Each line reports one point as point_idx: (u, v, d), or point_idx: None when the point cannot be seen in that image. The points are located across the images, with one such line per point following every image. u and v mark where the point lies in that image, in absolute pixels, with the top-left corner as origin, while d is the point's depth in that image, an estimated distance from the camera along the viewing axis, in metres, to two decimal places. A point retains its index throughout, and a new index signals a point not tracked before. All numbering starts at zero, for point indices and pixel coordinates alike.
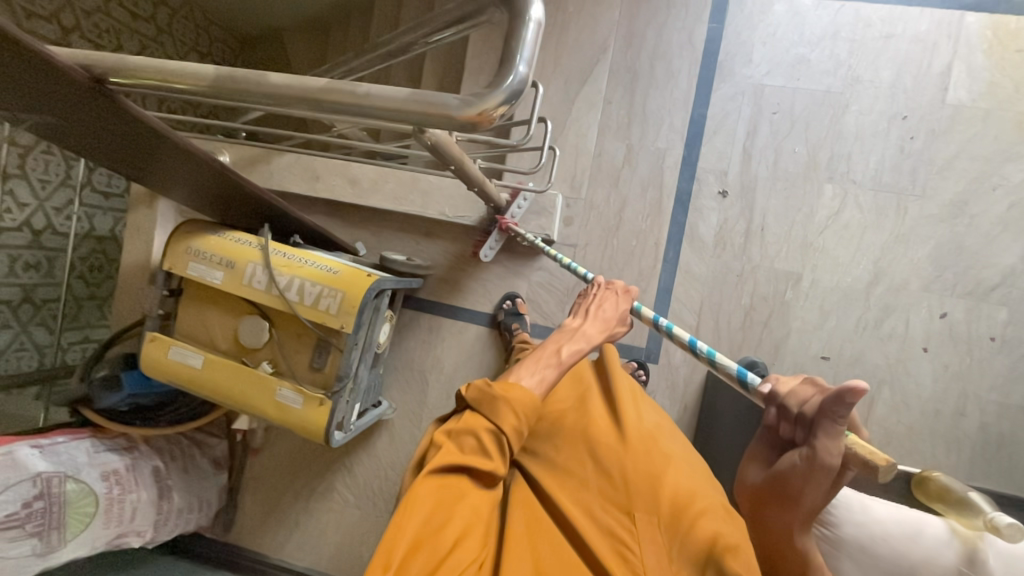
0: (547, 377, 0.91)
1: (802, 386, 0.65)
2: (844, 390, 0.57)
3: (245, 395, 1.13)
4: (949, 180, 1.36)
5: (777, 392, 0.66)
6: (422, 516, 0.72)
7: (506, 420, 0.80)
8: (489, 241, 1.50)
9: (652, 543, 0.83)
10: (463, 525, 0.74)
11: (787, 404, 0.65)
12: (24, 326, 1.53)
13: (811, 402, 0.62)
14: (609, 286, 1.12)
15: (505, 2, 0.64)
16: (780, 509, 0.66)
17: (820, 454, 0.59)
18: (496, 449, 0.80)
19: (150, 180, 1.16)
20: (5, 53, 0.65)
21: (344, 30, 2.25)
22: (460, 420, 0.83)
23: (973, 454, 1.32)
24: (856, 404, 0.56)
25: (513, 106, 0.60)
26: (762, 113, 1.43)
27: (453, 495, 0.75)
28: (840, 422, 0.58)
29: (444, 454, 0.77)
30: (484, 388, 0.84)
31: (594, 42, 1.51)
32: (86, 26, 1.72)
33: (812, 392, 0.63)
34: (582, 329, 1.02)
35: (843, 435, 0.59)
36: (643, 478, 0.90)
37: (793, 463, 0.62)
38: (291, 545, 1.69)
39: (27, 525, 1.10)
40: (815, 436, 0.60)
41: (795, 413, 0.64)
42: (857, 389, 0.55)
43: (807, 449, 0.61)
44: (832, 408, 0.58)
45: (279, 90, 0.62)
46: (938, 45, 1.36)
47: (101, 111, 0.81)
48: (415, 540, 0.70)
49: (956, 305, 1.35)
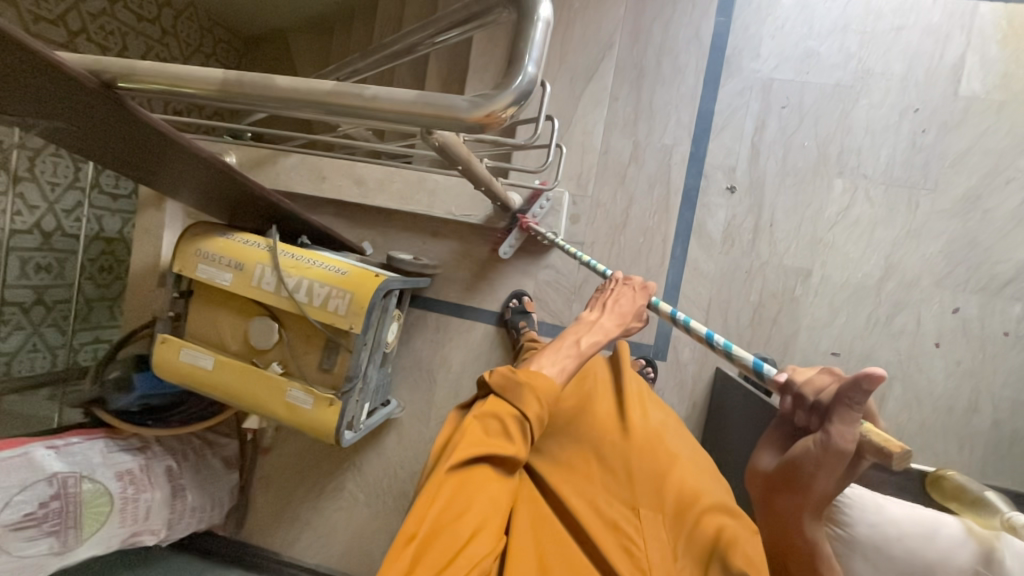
0: (568, 367, 0.92)
1: (819, 375, 0.64)
2: (860, 375, 0.55)
3: (255, 395, 1.14)
4: (962, 174, 1.34)
5: (793, 381, 0.66)
6: (442, 502, 0.73)
7: (530, 407, 0.82)
8: (509, 240, 1.49)
9: (657, 538, 0.84)
10: (482, 515, 0.75)
11: (803, 393, 0.64)
12: (37, 328, 1.56)
13: (827, 391, 0.61)
14: (627, 282, 1.10)
15: (513, 2, 0.63)
16: (789, 496, 0.64)
17: (835, 439, 0.57)
18: (519, 433, 0.81)
19: (158, 182, 1.16)
20: (17, 59, 0.65)
21: (348, 29, 2.25)
22: (484, 404, 0.84)
23: (986, 451, 1.31)
24: (873, 391, 0.55)
25: (523, 107, 0.59)
26: (770, 108, 1.41)
27: (475, 483, 0.76)
28: (858, 409, 0.57)
29: (468, 437, 0.78)
30: (508, 374, 0.85)
31: (600, 39, 1.50)
32: (93, 28, 1.73)
33: (829, 380, 0.62)
34: (599, 323, 1.02)
35: (859, 423, 0.57)
36: (648, 475, 0.92)
37: (807, 448, 0.61)
38: (302, 542, 1.70)
39: (44, 525, 1.12)
40: (829, 421, 0.58)
41: (810, 402, 0.63)
42: (873, 373, 0.54)
43: (822, 434, 0.59)
44: (848, 394, 0.57)
45: (288, 94, 0.62)
46: (950, 36, 1.34)
47: (110, 116, 0.81)
48: (434, 527, 0.70)
49: (969, 300, 1.33)
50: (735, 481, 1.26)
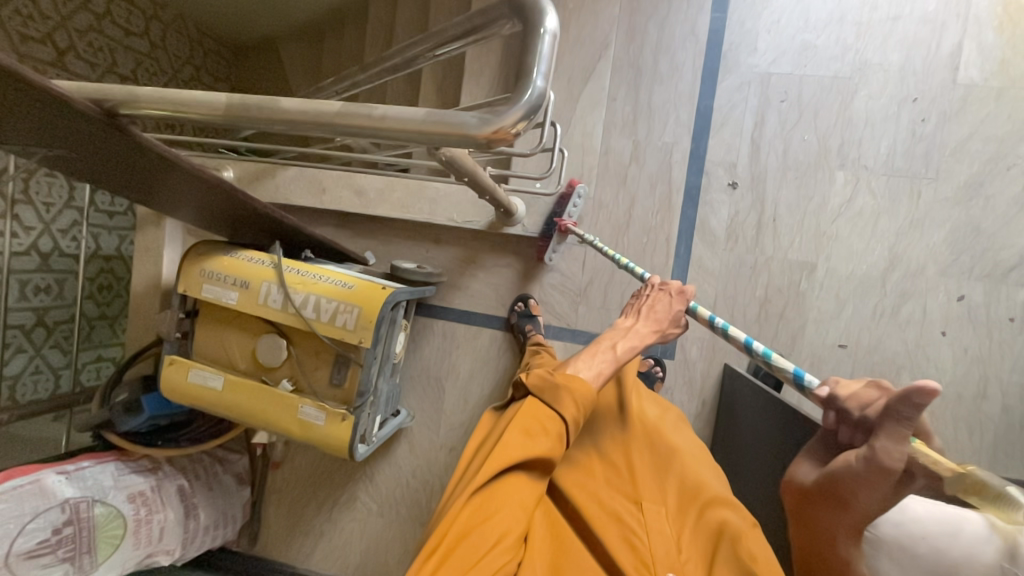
0: (604, 372, 0.96)
1: (867, 390, 0.62)
2: (912, 388, 0.54)
3: (266, 412, 1.14)
4: (963, 162, 1.34)
5: (837, 396, 0.64)
6: (472, 506, 0.76)
7: (567, 410, 0.87)
8: (551, 246, 1.48)
9: (662, 531, 0.88)
10: (510, 520, 0.77)
11: (848, 407, 0.62)
12: (39, 350, 1.54)
13: (875, 406, 0.59)
14: (663, 287, 1.08)
15: (519, 15, 0.63)
16: (826, 511, 0.61)
17: (880, 456, 0.55)
18: (557, 437, 0.85)
19: (157, 202, 1.15)
20: (19, 91, 0.65)
21: (339, 37, 2.24)
22: (523, 406, 0.88)
23: (996, 437, 1.32)
24: (927, 407, 0.53)
25: (533, 121, 0.58)
26: (769, 102, 1.41)
27: (506, 487, 0.79)
28: (908, 425, 0.54)
29: (513, 436, 0.82)
30: (546, 376, 0.90)
31: (596, 39, 1.49)
32: (81, 46, 1.71)
33: (877, 395, 0.60)
34: (634, 329, 1.02)
35: (908, 442, 0.54)
36: (649, 472, 1.00)
37: (847, 463, 0.58)
38: (317, 554, 1.70)
39: (59, 551, 1.12)
40: (876, 437, 0.56)
41: (855, 417, 0.61)
42: (926, 388, 0.53)
43: (865, 449, 0.56)
44: (898, 410, 0.55)
45: (294, 116, 0.61)
46: (947, 24, 1.33)
47: (110, 141, 0.80)
48: (463, 529, 0.74)
49: (975, 288, 1.33)
50: (748, 477, 1.26)
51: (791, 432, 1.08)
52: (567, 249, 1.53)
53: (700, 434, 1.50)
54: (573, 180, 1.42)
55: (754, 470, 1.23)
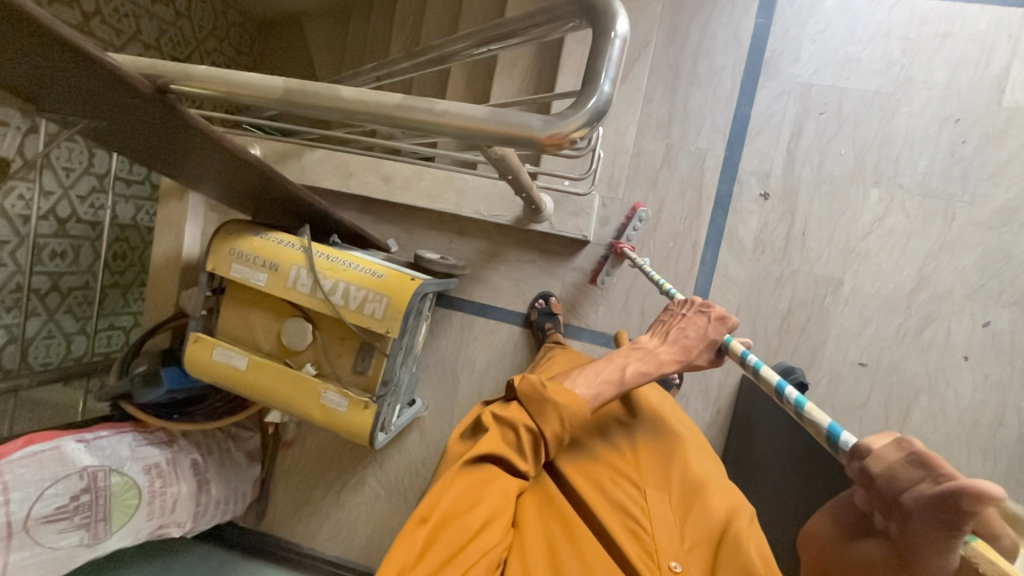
0: (604, 394, 0.96)
1: (900, 461, 0.47)
2: (964, 491, 0.41)
3: (272, 391, 1.15)
4: (1000, 186, 1.32)
5: (868, 468, 0.49)
6: (457, 492, 0.77)
7: (550, 425, 0.86)
8: (604, 271, 1.48)
9: (663, 518, 0.89)
10: (495, 507, 0.78)
11: (879, 485, 0.48)
12: (52, 315, 1.53)
13: (915, 492, 0.45)
14: (702, 309, 1.05)
15: (587, 15, 0.62)
16: None
17: (920, 563, 0.44)
18: (531, 450, 0.86)
19: (183, 175, 1.14)
20: (74, 62, 0.64)
21: (366, 16, 2.22)
22: (507, 409, 0.89)
23: (1010, 463, 1.32)
24: (978, 509, 0.41)
25: (596, 128, 0.57)
26: (808, 113, 1.39)
27: (489, 478, 0.80)
28: (959, 532, 0.42)
29: (489, 438, 0.84)
30: (536, 387, 0.89)
31: (637, 37, 1.46)
32: (106, 11, 1.68)
33: (915, 477, 0.45)
34: (656, 353, 1.01)
35: (957, 547, 0.42)
36: (650, 459, 1.00)
37: (874, 561, 0.48)
38: (324, 534, 1.72)
39: (76, 517, 1.13)
40: (918, 543, 0.44)
41: (886, 499, 0.47)
42: (986, 494, 0.40)
43: (904, 552, 0.45)
44: (943, 516, 0.42)
45: (352, 107, 0.60)
46: (996, 45, 1.31)
47: (151, 114, 0.79)
48: (446, 515, 0.74)
49: (1001, 314, 1.33)
50: (764, 489, 1.26)
51: (811, 449, 1.08)
52: (619, 275, 1.51)
53: (713, 442, 1.50)
54: (636, 206, 1.45)
55: (769, 482, 1.24)
